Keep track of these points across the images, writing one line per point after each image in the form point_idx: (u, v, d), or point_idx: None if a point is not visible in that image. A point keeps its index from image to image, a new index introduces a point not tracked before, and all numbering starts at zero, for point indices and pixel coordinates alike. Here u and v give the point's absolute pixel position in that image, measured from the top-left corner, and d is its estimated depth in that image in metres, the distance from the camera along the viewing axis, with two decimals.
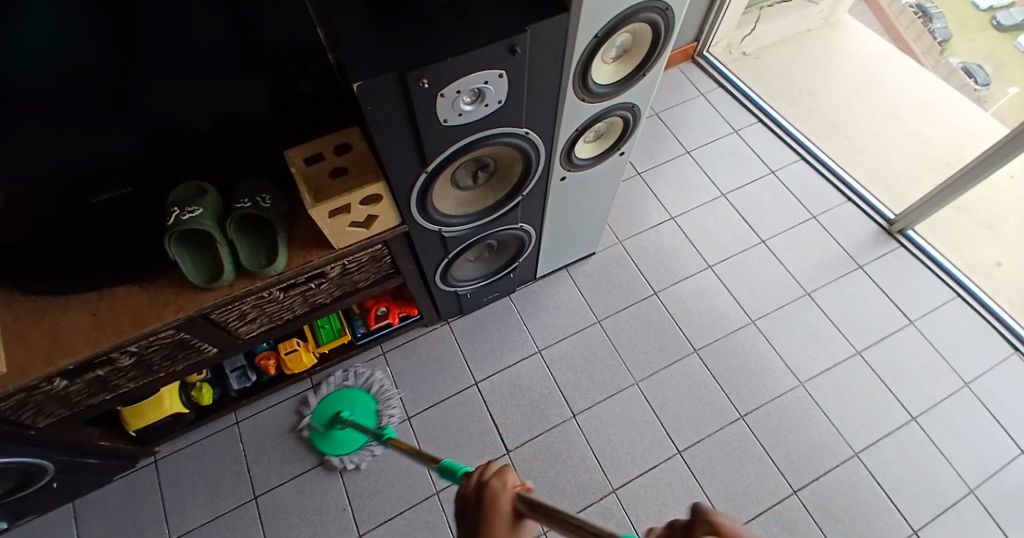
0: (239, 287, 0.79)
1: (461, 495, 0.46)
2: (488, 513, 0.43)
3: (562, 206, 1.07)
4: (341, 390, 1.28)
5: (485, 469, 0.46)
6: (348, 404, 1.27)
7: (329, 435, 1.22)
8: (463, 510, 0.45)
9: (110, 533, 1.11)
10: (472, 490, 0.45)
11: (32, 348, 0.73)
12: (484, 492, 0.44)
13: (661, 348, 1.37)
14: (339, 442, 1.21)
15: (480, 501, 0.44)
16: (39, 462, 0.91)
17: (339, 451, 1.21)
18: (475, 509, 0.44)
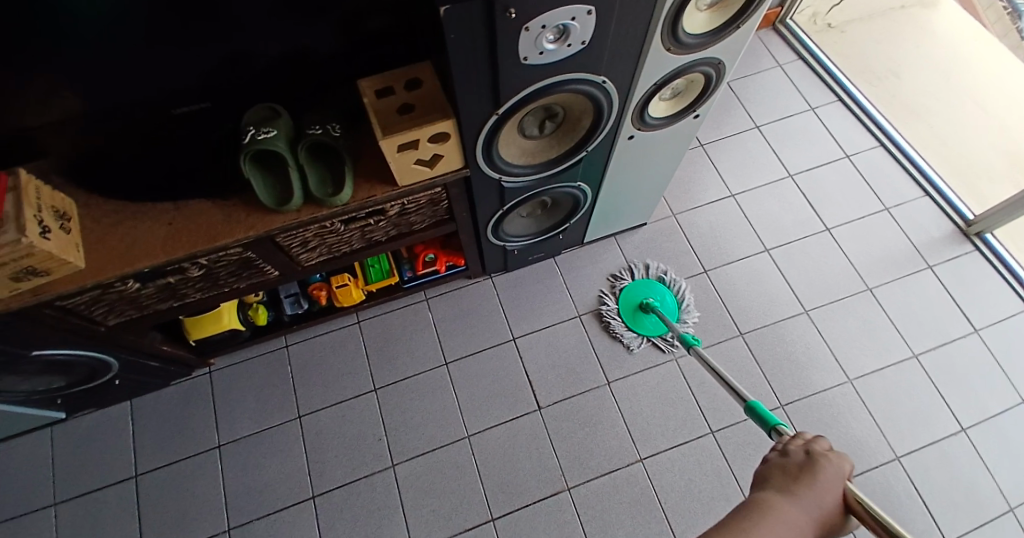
0: (306, 214, 0.81)
1: (790, 451, 0.50)
2: (814, 473, 0.46)
3: (624, 168, 1.04)
4: (639, 281, 1.39)
5: (821, 444, 0.50)
6: (653, 293, 1.38)
7: (641, 319, 1.35)
8: (784, 459, 0.49)
9: (164, 434, 1.22)
10: (798, 451, 0.49)
11: (111, 249, 0.77)
12: (827, 457, 0.48)
13: (706, 326, 1.35)
14: (650, 325, 1.35)
15: (813, 461, 0.48)
16: (98, 354, 0.99)
17: (655, 333, 1.33)
18: (801, 464, 0.48)
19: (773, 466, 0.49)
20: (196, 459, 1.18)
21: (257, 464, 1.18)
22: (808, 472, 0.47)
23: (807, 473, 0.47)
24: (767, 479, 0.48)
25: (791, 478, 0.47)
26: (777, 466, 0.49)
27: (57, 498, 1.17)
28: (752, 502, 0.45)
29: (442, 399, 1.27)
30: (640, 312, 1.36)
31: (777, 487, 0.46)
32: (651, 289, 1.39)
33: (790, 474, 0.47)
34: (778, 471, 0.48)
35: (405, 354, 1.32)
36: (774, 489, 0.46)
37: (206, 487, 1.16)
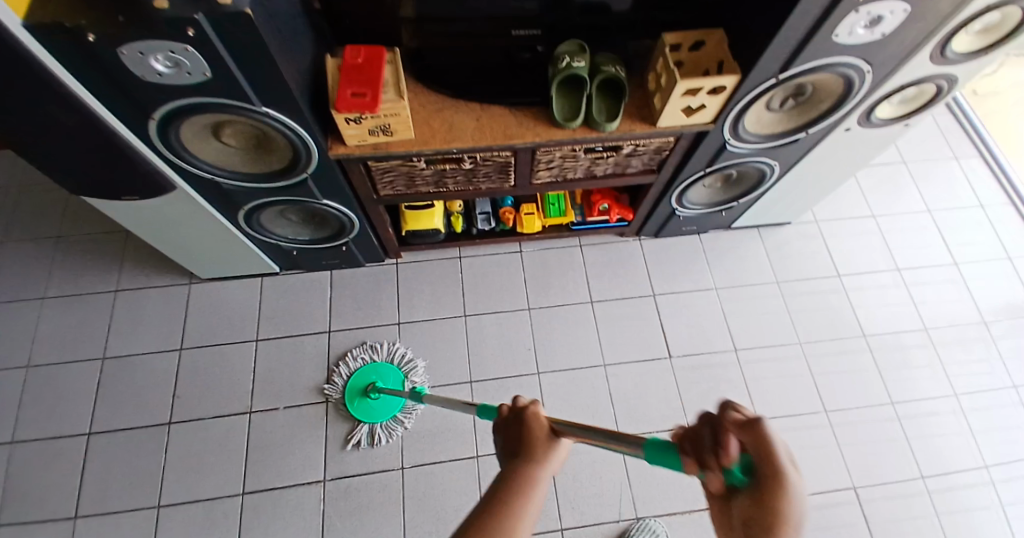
0: (579, 133, 0.99)
1: (502, 422, 0.59)
2: (530, 429, 0.56)
3: (818, 159, 1.21)
4: (370, 365, 1.38)
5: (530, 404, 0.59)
6: (379, 377, 1.37)
7: (364, 405, 1.33)
8: (502, 428, 0.59)
9: (355, 303, 1.47)
10: (511, 415, 0.59)
11: (433, 128, 0.99)
12: (525, 410, 0.58)
13: (830, 324, 1.49)
14: (376, 411, 1.32)
15: (519, 416, 0.58)
16: (353, 217, 1.22)
17: (375, 417, 1.32)
18: (519, 429, 0.57)
19: (505, 437, 0.58)
20: (380, 330, 1.44)
21: (427, 344, 1.43)
22: (532, 430, 0.56)
23: (517, 434, 0.57)
24: (508, 455, 0.56)
25: (524, 450, 0.55)
26: (506, 430, 0.59)
27: (264, 336, 1.42)
28: (510, 491, 0.51)
29: (608, 328, 1.48)
30: (364, 398, 1.34)
31: (521, 460, 0.54)
32: (377, 372, 1.38)
33: (513, 445, 0.56)
34: (508, 450, 0.57)
35: (484, 289, 1.52)
36: (522, 471, 0.53)
37: (387, 354, 1.41)
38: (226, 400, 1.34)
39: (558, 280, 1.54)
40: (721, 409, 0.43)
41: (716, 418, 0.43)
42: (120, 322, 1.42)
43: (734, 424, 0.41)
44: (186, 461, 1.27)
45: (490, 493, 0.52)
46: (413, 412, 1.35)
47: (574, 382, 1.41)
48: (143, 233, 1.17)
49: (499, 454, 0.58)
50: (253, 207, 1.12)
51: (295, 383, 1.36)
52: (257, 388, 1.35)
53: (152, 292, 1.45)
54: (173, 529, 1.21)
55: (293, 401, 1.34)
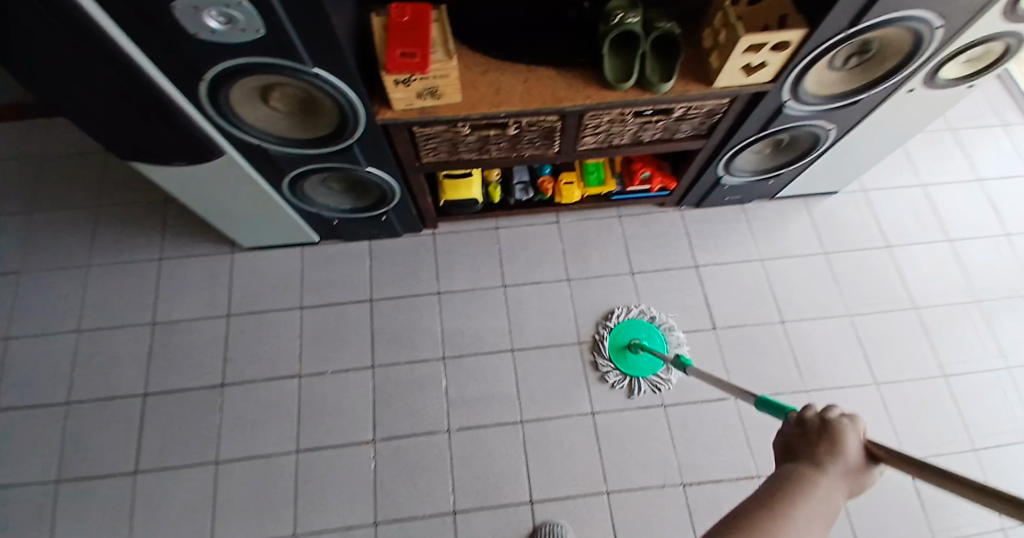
0: (631, 94, 0.96)
1: (801, 424, 0.52)
2: (830, 436, 0.48)
3: (876, 121, 1.15)
4: (633, 321, 1.42)
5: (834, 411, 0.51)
6: (644, 334, 1.41)
7: (628, 359, 1.38)
8: (797, 430, 0.52)
9: (395, 273, 1.48)
10: (813, 421, 0.51)
11: (479, 91, 0.96)
12: (833, 420, 0.49)
13: (877, 296, 1.46)
14: (638, 366, 1.37)
15: (819, 420, 0.50)
16: (393, 185, 1.22)
17: (640, 374, 1.36)
18: (816, 433, 0.49)
19: (792, 440, 0.51)
20: (421, 298, 1.45)
21: (467, 314, 1.44)
22: (828, 437, 0.48)
23: (810, 440, 0.49)
24: (798, 455, 0.49)
25: (819, 455, 0.47)
26: (800, 430, 0.51)
27: (307, 305, 1.44)
28: (790, 482, 0.45)
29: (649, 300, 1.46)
30: (629, 352, 1.39)
31: (815, 472, 0.46)
32: (643, 331, 1.41)
33: (802, 447, 0.49)
34: (801, 449, 0.50)
35: (522, 259, 1.51)
36: (813, 470, 0.46)
37: (428, 322, 1.43)
38: (273, 365, 1.37)
39: (597, 251, 1.53)
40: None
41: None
42: (168, 290, 1.45)
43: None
44: (239, 423, 1.32)
45: (764, 488, 0.45)
46: (455, 378, 1.37)
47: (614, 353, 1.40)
48: (190, 201, 1.19)
49: (785, 452, 0.51)
50: (297, 175, 1.12)
51: (339, 350, 1.39)
52: (304, 353, 1.39)
53: (196, 262, 1.49)
54: (229, 486, 1.26)
55: (337, 367, 1.37)
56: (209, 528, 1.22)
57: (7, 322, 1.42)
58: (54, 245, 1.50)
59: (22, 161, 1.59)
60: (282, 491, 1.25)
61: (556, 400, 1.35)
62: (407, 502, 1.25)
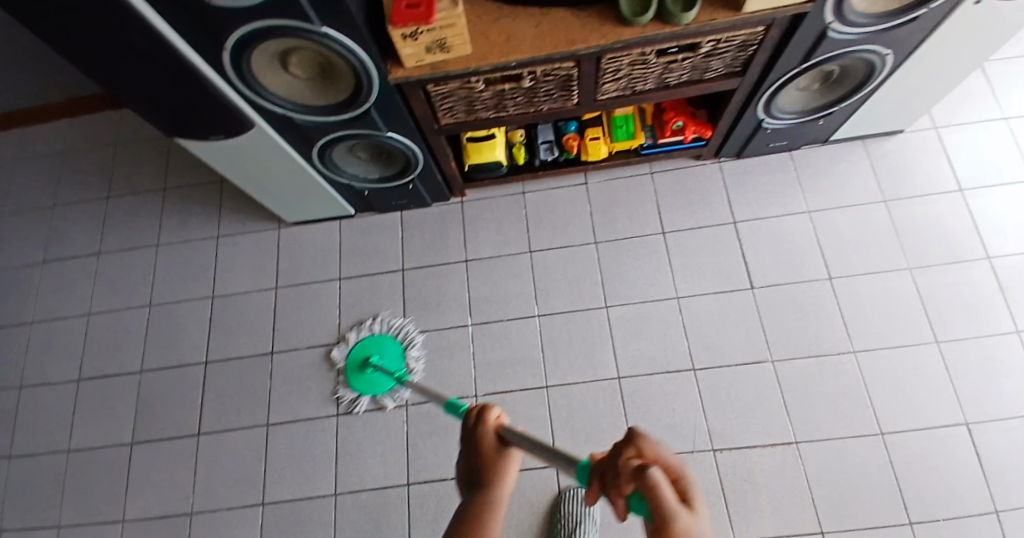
0: (651, 29, 0.90)
1: (464, 434, 0.67)
2: (480, 441, 0.63)
3: (939, 44, 1.03)
4: (373, 338, 1.41)
5: (482, 410, 0.66)
6: (378, 349, 1.40)
7: (360, 377, 1.37)
8: (468, 438, 0.66)
9: (425, 242, 1.51)
10: (471, 428, 0.65)
11: (490, 41, 0.94)
12: (476, 425, 0.65)
13: (943, 246, 1.32)
14: (371, 385, 1.35)
15: (475, 427, 0.65)
16: (417, 151, 1.22)
17: (371, 392, 1.35)
18: (474, 444, 0.64)
19: (466, 452, 0.66)
20: (450, 266, 1.48)
21: (495, 280, 1.45)
22: (481, 441, 0.63)
23: (471, 444, 0.65)
24: (468, 481, 0.63)
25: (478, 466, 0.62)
26: (466, 436, 0.66)
27: (346, 275, 1.49)
28: (465, 514, 0.59)
29: (682, 261, 1.41)
30: (362, 370, 1.38)
31: (480, 481, 0.61)
32: (380, 345, 1.41)
33: (471, 460, 0.64)
34: (468, 460, 0.64)
35: (551, 223, 1.50)
36: (475, 492, 0.60)
37: (457, 288, 1.45)
38: (313, 333, 1.44)
39: (628, 211, 1.49)
40: (630, 437, 0.53)
41: (620, 452, 0.52)
42: (222, 265, 1.55)
43: (632, 454, 0.51)
44: (285, 387, 1.39)
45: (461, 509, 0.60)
46: (482, 344, 1.38)
47: (645, 316, 1.36)
48: (229, 172, 1.24)
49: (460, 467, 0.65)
50: (323, 144, 1.15)
51: (374, 318, 1.44)
52: (341, 321, 1.44)
53: (243, 237, 1.57)
54: (276, 445, 1.34)
55: (372, 334, 1.42)
56: (259, 484, 1.31)
57: (92, 298, 1.56)
58: (124, 226, 1.63)
59: (94, 149, 1.73)
60: (321, 451, 1.32)
61: (582, 364, 1.34)
62: (438, 463, 1.27)
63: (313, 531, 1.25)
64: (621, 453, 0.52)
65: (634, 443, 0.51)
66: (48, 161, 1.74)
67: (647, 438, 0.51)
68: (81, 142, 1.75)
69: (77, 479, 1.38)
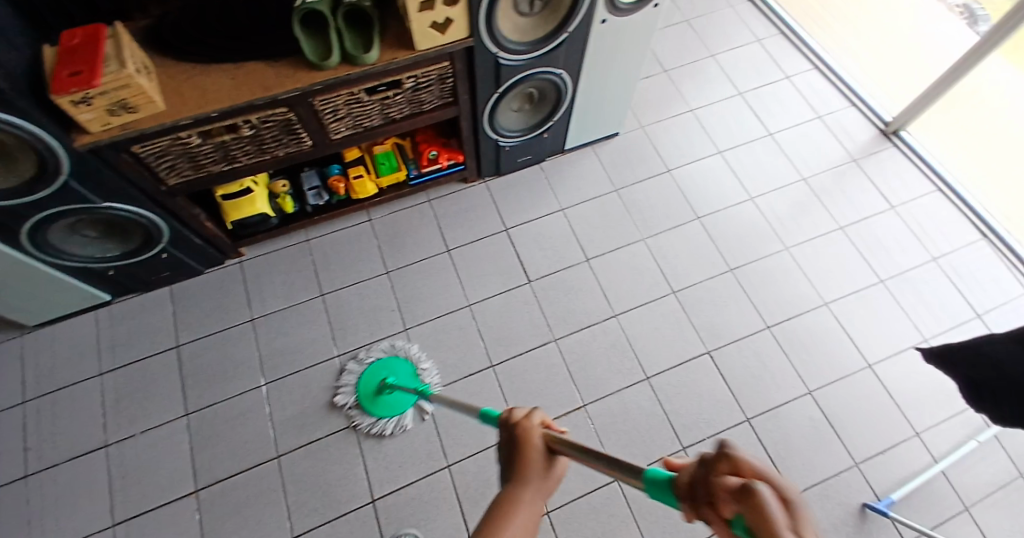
0: (341, 70, 0.99)
1: (501, 437, 0.58)
2: (524, 441, 0.55)
3: (597, 59, 1.26)
4: (381, 361, 1.38)
5: (527, 415, 0.58)
6: (391, 371, 1.38)
7: (378, 400, 1.33)
8: (507, 445, 0.58)
9: (203, 310, 1.43)
10: (511, 429, 0.57)
11: (186, 97, 0.96)
12: (518, 425, 0.57)
13: (668, 215, 1.59)
14: (389, 406, 1.33)
15: (509, 426, 0.57)
16: (153, 217, 1.17)
17: (391, 413, 1.32)
18: (512, 445, 0.56)
19: (506, 458, 0.57)
20: (235, 329, 1.42)
21: (287, 331, 1.43)
22: (526, 443, 0.55)
23: (511, 445, 0.57)
24: (507, 475, 0.56)
25: (519, 469, 0.54)
26: (507, 437, 0.58)
27: (111, 367, 1.36)
28: (491, 510, 0.51)
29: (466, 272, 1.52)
30: (379, 394, 1.34)
31: (516, 479, 0.54)
32: (393, 366, 1.39)
33: (506, 458, 0.57)
34: (507, 459, 0.56)
35: (338, 264, 1.52)
36: (513, 486, 0.53)
37: (246, 349, 1.40)
38: (81, 436, 1.28)
39: (411, 238, 1.57)
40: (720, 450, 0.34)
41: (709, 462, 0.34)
42: None
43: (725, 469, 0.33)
44: (51, 509, 1.21)
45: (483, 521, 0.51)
46: (279, 400, 1.35)
47: (440, 330, 1.45)
48: None
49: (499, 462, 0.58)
50: (30, 230, 1.06)
51: (153, 403, 1.32)
52: (113, 416, 1.30)
53: None
54: None
55: (153, 420, 1.30)
56: None
57: None
58: None
59: None
60: None
61: (390, 389, 1.37)
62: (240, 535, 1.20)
63: None
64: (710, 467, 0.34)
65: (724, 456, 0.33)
66: None
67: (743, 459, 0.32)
68: None
69: None
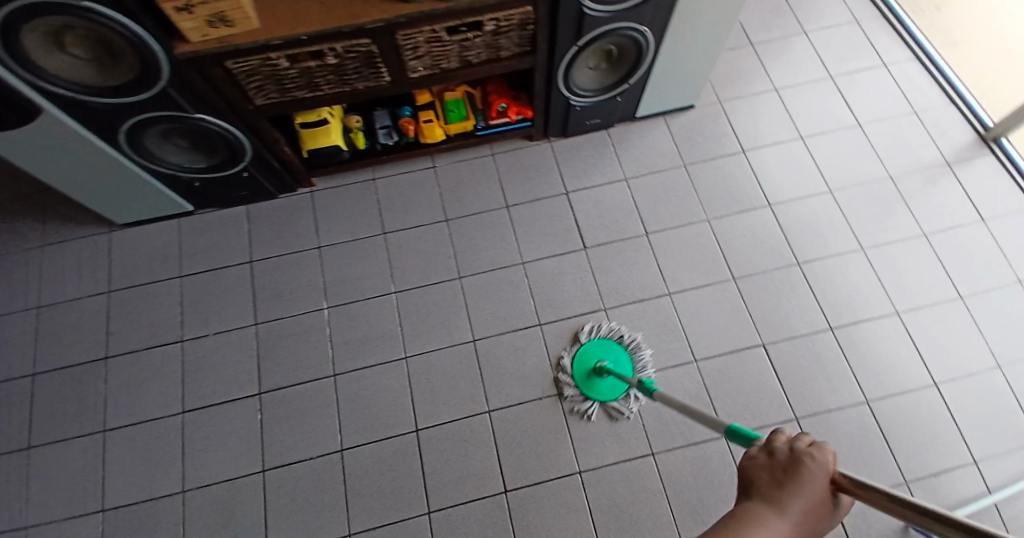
0: (426, 5, 1.01)
1: (760, 460, 0.49)
2: (799, 475, 0.45)
3: (684, 22, 1.22)
4: (595, 342, 1.37)
5: (801, 437, 0.48)
6: (609, 355, 1.36)
7: (593, 383, 1.33)
8: (767, 467, 0.48)
9: (274, 233, 1.52)
10: (782, 452, 0.48)
11: (279, 18, 1.01)
12: (802, 450, 0.47)
13: (739, 197, 1.52)
14: (604, 390, 1.32)
15: (792, 452, 0.47)
16: (239, 135, 1.26)
17: (605, 398, 1.32)
18: (779, 474, 0.46)
19: (759, 475, 0.47)
20: (302, 254, 1.51)
21: (347, 263, 1.50)
22: (800, 475, 0.45)
23: (777, 469, 0.46)
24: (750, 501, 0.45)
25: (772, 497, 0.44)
26: (764, 462, 0.48)
27: (187, 272, 1.47)
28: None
29: (523, 230, 1.53)
30: (594, 376, 1.34)
31: (773, 507, 0.43)
32: (607, 350, 1.37)
33: (762, 479, 0.46)
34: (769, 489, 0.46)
35: (400, 206, 1.57)
36: (768, 515, 0.43)
37: (310, 274, 1.48)
38: (159, 332, 1.40)
39: (473, 189, 1.60)
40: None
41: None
42: (50, 275, 1.46)
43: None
44: (129, 390, 1.34)
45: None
46: (337, 323, 1.42)
47: (492, 284, 1.48)
48: (35, 169, 1.19)
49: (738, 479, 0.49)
50: (132, 130, 1.15)
51: (222, 311, 1.43)
52: (186, 317, 1.42)
53: (74, 244, 1.49)
54: (120, 449, 1.28)
55: (222, 326, 1.41)
56: (99, 491, 1.25)
57: None
58: None
59: None
60: (168, 449, 1.28)
61: (437, 330, 1.42)
62: (293, 443, 1.29)
63: (160, 532, 1.21)
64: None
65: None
66: None
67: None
68: None
69: None
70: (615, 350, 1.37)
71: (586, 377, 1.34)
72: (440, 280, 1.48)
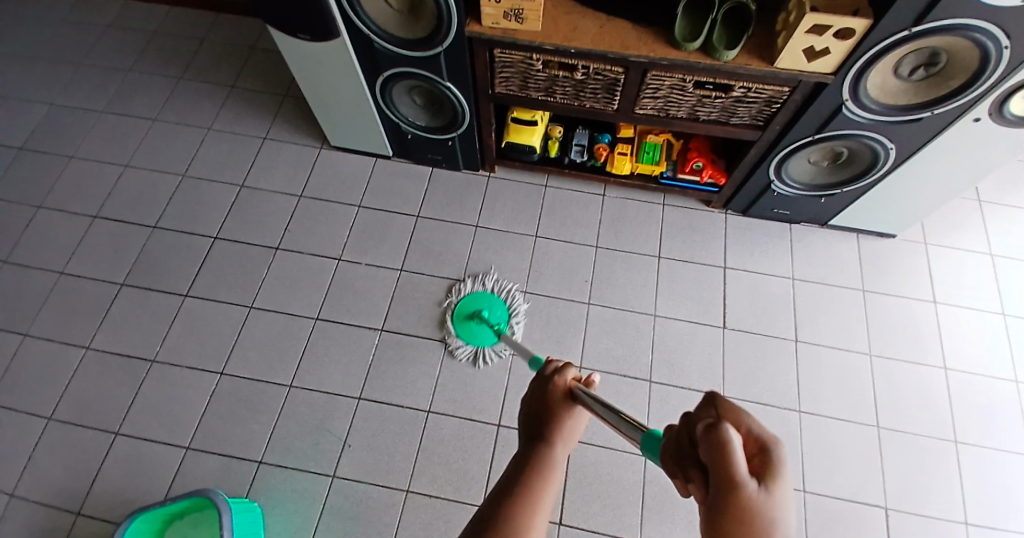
0: (694, 56, 1.05)
1: (534, 383, 0.63)
2: (562, 413, 0.58)
3: (936, 154, 1.17)
4: (479, 293, 1.48)
5: (562, 370, 0.62)
6: (488, 306, 1.47)
7: (467, 327, 1.43)
8: (536, 389, 0.62)
9: (446, 200, 1.64)
10: (546, 378, 0.62)
11: (558, 25, 1.10)
12: (554, 378, 0.61)
13: (907, 346, 1.42)
14: (475, 335, 1.42)
15: (547, 381, 0.61)
16: (464, 108, 1.38)
17: (477, 343, 1.41)
18: (546, 393, 0.60)
19: (535, 398, 0.61)
20: (461, 226, 1.60)
21: (495, 249, 1.56)
22: (558, 399, 0.59)
23: (542, 399, 0.60)
24: (530, 426, 0.58)
25: (548, 412, 0.58)
26: (534, 394, 0.62)
27: (365, 205, 1.62)
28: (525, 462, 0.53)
29: (668, 286, 1.48)
30: (471, 321, 1.44)
31: (541, 431, 0.57)
32: (490, 303, 1.48)
33: (537, 408, 0.60)
34: (533, 405, 0.61)
35: (560, 217, 1.61)
36: (540, 442, 0.55)
37: (460, 247, 1.57)
38: (322, 244, 1.55)
39: (633, 226, 1.57)
40: (706, 400, 0.41)
41: (700, 410, 0.41)
42: (260, 162, 1.65)
43: (710, 413, 0.40)
44: (282, 282, 1.49)
45: (500, 488, 0.52)
46: (467, 300, 1.49)
47: (618, 324, 1.45)
48: (301, 78, 1.39)
49: (523, 413, 0.61)
50: (390, 75, 1.31)
51: (379, 248, 1.56)
52: (349, 241, 1.56)
53: (286, 144, 1.68)
54: (254, 328, 1.43)
55: (376, 260, 1.54)
56: (226, 355, 1.39)
57: (134, 152, 1.66)
58: (187, 103, 1.75)
59: (184, 36, 1.87)
60: (292, 345, 1.41)
61: (552, 345, 1.43)
62: (393, 388, 1.37)
63: (259, 413, 1.33)
64: (700, 412, 0.41)
65: (711, 403, 0.40)
66: (140, 33, 1.88)
67: (739, 410, 0.39)
68: (176, 28, 1.89)
69: (62, 300, 1.45)
70: (491, 300, 1.48)
71: (463, 319, 1.45)
72: (570, 301, 1.48)
